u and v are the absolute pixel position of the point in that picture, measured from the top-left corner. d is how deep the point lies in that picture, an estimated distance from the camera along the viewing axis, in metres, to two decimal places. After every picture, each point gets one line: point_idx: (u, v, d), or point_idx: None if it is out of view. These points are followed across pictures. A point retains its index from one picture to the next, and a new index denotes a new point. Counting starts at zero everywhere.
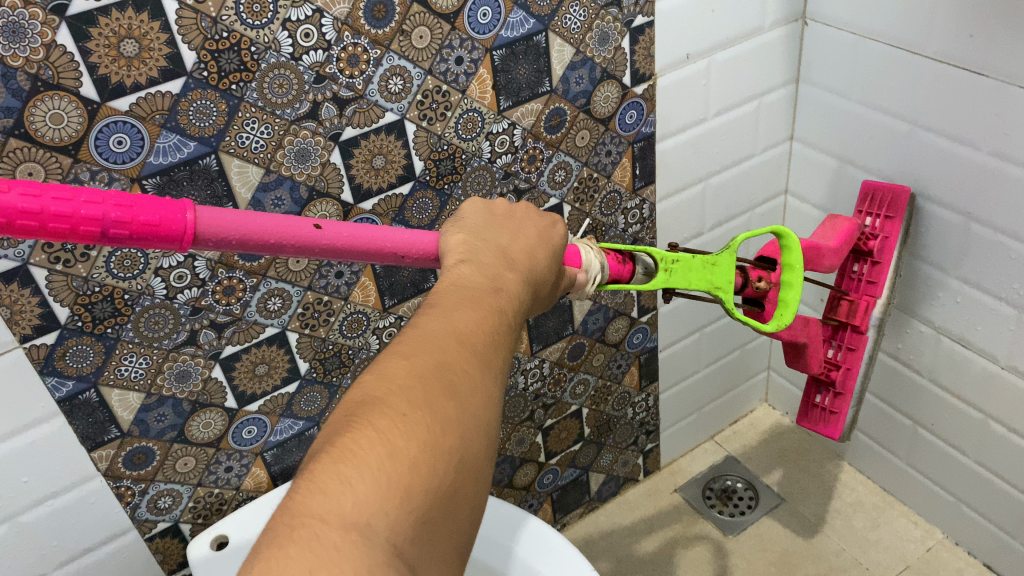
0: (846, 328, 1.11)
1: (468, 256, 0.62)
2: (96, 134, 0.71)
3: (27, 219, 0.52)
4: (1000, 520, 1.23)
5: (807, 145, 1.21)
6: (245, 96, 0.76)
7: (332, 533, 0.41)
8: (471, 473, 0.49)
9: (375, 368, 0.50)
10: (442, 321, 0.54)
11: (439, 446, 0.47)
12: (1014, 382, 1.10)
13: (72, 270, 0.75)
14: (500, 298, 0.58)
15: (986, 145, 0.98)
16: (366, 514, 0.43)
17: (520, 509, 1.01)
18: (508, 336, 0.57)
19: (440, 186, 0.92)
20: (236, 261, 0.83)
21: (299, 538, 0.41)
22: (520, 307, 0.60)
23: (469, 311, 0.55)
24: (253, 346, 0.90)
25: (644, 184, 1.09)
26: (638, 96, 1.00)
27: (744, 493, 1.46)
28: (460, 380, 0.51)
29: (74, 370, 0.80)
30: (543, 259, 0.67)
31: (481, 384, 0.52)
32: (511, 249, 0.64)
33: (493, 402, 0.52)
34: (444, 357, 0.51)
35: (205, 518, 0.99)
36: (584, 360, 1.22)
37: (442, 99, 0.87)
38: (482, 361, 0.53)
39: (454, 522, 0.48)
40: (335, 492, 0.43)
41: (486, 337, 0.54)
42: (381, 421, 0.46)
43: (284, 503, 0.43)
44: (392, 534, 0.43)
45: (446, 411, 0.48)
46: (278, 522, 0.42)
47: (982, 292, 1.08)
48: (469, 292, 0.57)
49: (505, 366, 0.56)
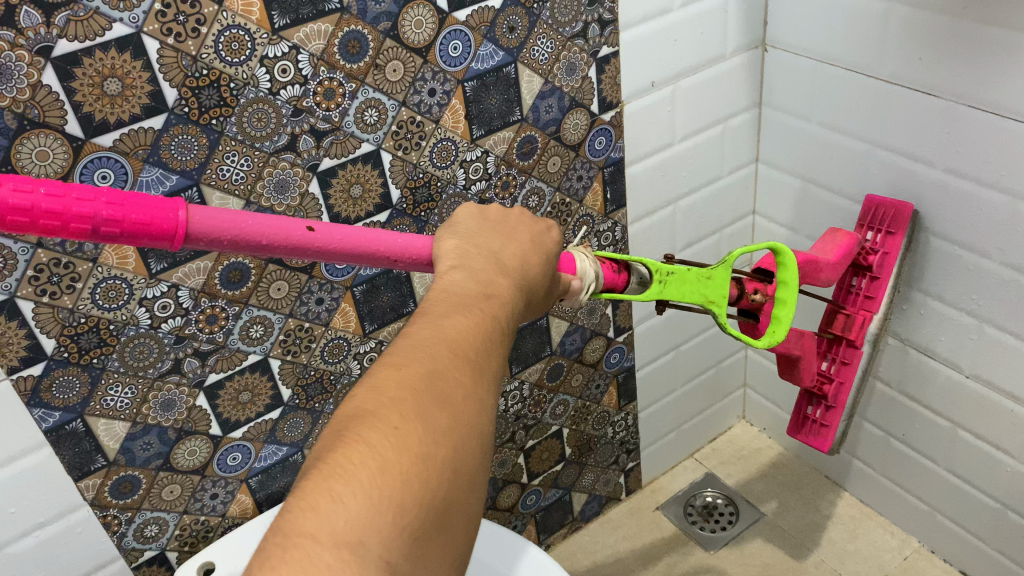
0: (842, 341, 1.13)
1: (461, 262, 0.65)
2: (81, 170, 0.73)
3: (17, 216, 0.54)
4: (973, 526, 1.26)
5: (771, 167, 1.25)
6: (225, 130, 0.78)
7: (324, 552, 0.43)
8: (464, 484, 0.51)
9: (367, 380, 0.52)
10: (438, 326, 0.56)
11: (430, 458, 0.49)
12: (979, 390, 1.14)
13: (58, 302, 0.77)
14: (495, 302, 0.62)
15: (940, 161, 1.02)
16: (359, 531, 0.45)
17: (520, 536, 1.02)
18: (502, 340, 0.60)
19: (417, 213, 0.95)
20: (218, 290, 0.86)
21: (292, 558, 0.43)
22: (513, 310, 0.63)
23: (465, 315, 0.58)
24: (236, 374, 0.92)
25: (615, 208, 1.12)
26: (606, 123, 1.04)
27: (725, 509, 1.48)
28: (453, 388, 0.53)
29: (60, 401, 0.82)
30: (538, 263, 0.69)
31: (473, 393, 0.54)
32: (506, 252, 0.67)
33: (485, 410, 0.55)
34: (441, 367, 0.54)
35: (191, 546, 1.00)
36: (563, 381, 1.25)
37: (417, 129, 0.90)
38: (474, 370, 0.56)
39: (448, 534, 0.50)
40: (327, 510, 0.45)
41: (480, 341, 0.57)
42: (373, 435, 0.48)
43: (277, 522, 0.45)
44: (386, 550, 0.45)
45: (437, 423, 0.51)
46: (270, 542, 0.44)
47: (944, 303, 1.12)
48: (465, 299, 0.60)
49: (497, 373, 0.58)
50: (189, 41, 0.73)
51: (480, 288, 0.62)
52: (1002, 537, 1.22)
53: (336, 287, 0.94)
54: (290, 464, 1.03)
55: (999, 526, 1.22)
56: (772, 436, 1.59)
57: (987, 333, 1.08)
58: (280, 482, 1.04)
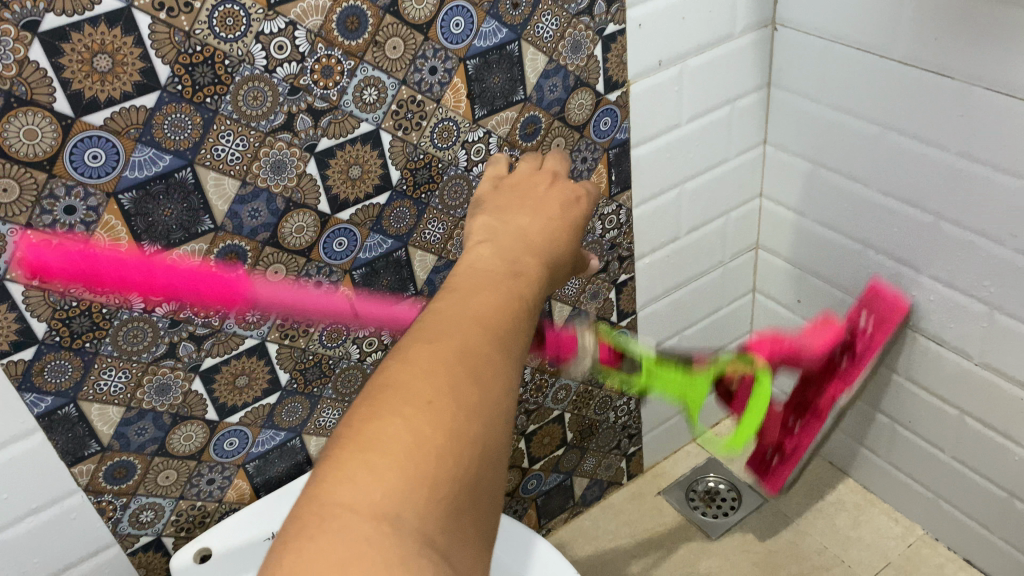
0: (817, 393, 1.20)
1: (488, 238, 0.64)
2: (71, 149, 0.71)
3: None
4: (977, 514, 1.25)
5: (780, 149, 1.23)
6: (220, 109, 0.76)
7: (361, 523, 0.45)
8: (497, 455, 0.52)
9: (399, 354, 0.52)
10: (462, 306, 0.56)
11: (464, 433, 0.50)
12: (988, 378, 1.12)
13: (49, 285, 0.75)
14: (523, 281, 0.61)
15: (953, 145, 1.00)
16: (395, 504, 0.46)
17: (528, 530, 0.97)
18: (534, 311, 0.60)
19: (418, 195, 0.93)
20: (214, 273, 0.84)
21: (329, 528, 0.45)
22: (543, 286, 0.62)
23: (492, 293, 0.58)
24: (232, 358, 0.90)
25: (620, 190, 1.10)
26: (612, 103, 1.02)
27: (727, 494, 1.47)
28: (485, 361, 0.53)
29: (52, 385, 0.80)
30: (564, 240, 0.68)
31: (506, 364, 0.54)
32: (531, 231, 0.66)
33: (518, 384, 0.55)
34: (471, 343, 0.53)
35: (187, 531, 0.99)
36: (565, 366, 1.23)
37: (417, 109, 0.87)
38: (507, 343, 0.55)
39: (485, 504, 0.51)
40: (363, 482, 0.46)
41: (511, 312, 0.57)
42: (407, 410, 0.49)
43: (313, 491, 0.47)
44: (421, 523, 0.46)
45: (471, 397, 0.51)
46: (307, 510, 0.46)
47: (953, 290, 1.10)
48: (492, 275, 0.60)
49: (528, 346, 0.58)
50: (182, 17, 0.71)
51: (506, 265, 0.61)
52: (1008, 526, 1.21)
53: (334, 271, 0.92)
54: (288, 449, 1.02)
55: (1004, 516, 1.20)
56: None
57: (997, 320, 1.06)
58: (278, 468, 1.02)
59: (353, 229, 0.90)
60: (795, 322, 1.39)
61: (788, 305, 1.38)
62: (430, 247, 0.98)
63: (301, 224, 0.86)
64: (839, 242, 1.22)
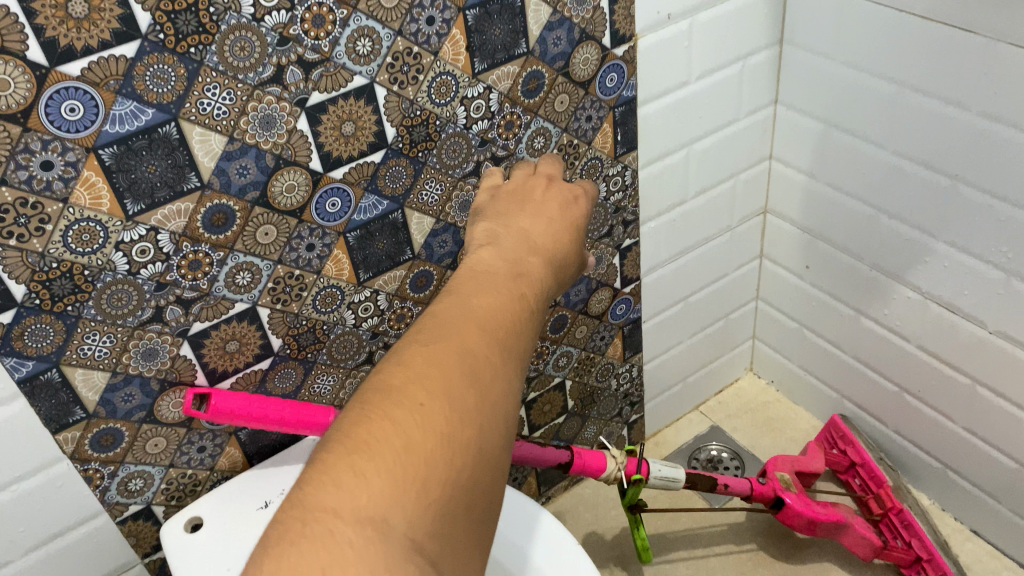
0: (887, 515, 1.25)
1: (491, 242, 0.70)
2: (46, 101, 0.67)
3: None
4: (987, 485, 1.22)
5: (792, 110, 1.18)
6: (205, 59, 0.72)
7: (345, 529, 0.46)
8: (489, 462, 0.53)
9: (396, 357, 0.55)
10: (463, 308, 0.59)
11: (457, 436, 0.51)
12: (1002, 347, 1.09)
13: (26, 245, 0.72)
14: (523, 281, 0.65)
15: (976, 105, 0.96)
16: (381, 508, 0.47)
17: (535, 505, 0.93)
18: (527, 319, 0.63)
19: (414, 153, 0.89)
20: (202, 234, 0.80)
21: (312, 532, 0.45)
22: (541, 291, 0.67)
23: (492, 295, 0.62)
24: (223, 323, 0.87)
25: (625, 150, 1.06)
26: (619, 58, 0.97)
27: (729, 462, 1.45)
28: (481, 366, 0.56)
29: (33, 349, 0.77)
30: (559, 239, 0.73)
31: (500, 372, 0.57)
32: (533, 233, 0.72)
33: (510, 392, 0.57)
34: (469, 345, 0.56)
35: (178, 500, 0.97)
36: (567, 333, 1.20)
37: (414, 61, 0.83)
38: (501, 355, 0.58)
39: (475, 510, 0.52)
40: (348, 485, 0.47)
41: (507, 321, 0.60)
42: (398, 412, 0.51)
43: (297, 495, 0.47)
44: (408, 528, 0.47)
45: (464, 403, 0.53)
46: (290, 515, 0.46)
47: (969, 256, 1.06)
48: (493, 277, 0.64)
49: (521, 356, 0.60)
50: None
51: (509, 267, 0.66)
52: (1016, 497, 1.19)
53: (327, 233, 0.88)
54: None
55: (1013, 487, 1.18)
56: (779, 388, 1.55)
57: (1014, 288, 1.03)
58: (271, 435, 1.00)
59: (347, 188, 0.86)
60: (803, 288, 1.36)
61: (796, 271, 1.35)
62: (428, 208, 0.94)
63: (291, 183, 0.83)
64: (851, 207, 1.18)
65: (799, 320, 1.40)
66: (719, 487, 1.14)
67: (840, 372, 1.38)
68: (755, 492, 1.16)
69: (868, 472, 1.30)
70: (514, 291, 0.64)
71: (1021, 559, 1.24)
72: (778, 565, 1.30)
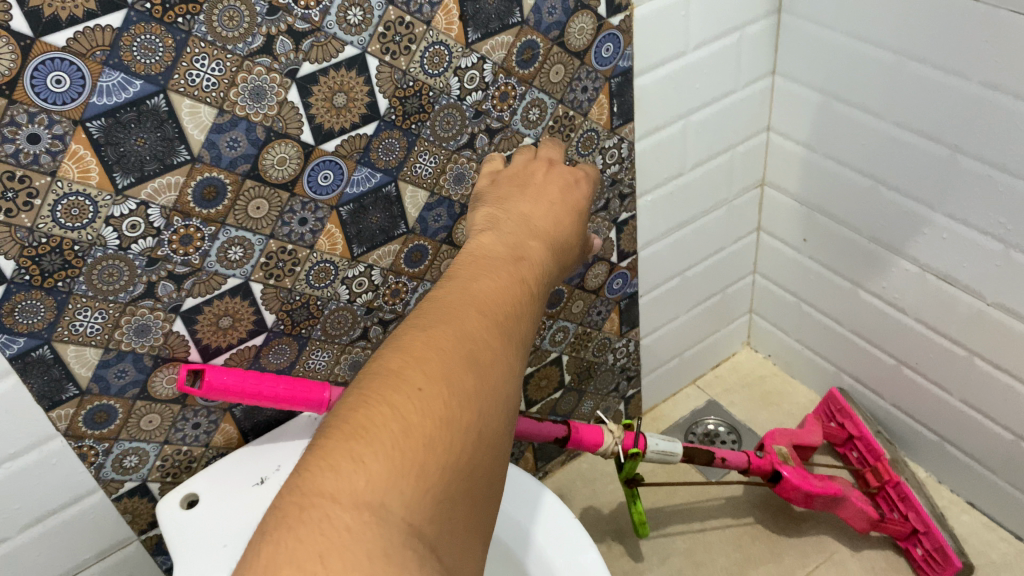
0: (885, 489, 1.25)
1: (491, 226, 0.70)
2: (31, 73, 0.66)
3: None
4: (983, 457, 1.22)
5: (790, 80, 1.17)
6: (193, 30, 0.70)
7: (343, 513, 0.45)
8: (488, 446, 0.53)
9: (396, 342, 0.55)
10: (463, 293, 0.59)
11: (456, 420, 0.51)
12: (1000, 319, 1.08)
13: (15, 220, 0.71)
14: (524, 264, 0.65)
15: (976, 74, 0.94)
16: (379, 493, 0.46)
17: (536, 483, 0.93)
18: (527, 304, 0.63)
19: (407, 125, 0.87)
20: (193, 208, 0.79)
21: (309, 518, 0.45)
22: (542, 274, 0.67)
23: (491, 278, 0.62)
24: (216, 298, 0.86)
25: (622, 122, 1.04)
26: (615, 28, 0.96)
27: (726, 436, 1.45)
28: (481, 350, 0.55)
29: (24, 326, 0.76)
30: (560, 223, 0.73)
31: (500, 356, 0.56)
32: (534, 216, 0.72)
33: (510, 377, 0.57)
34: (469, 329, 0.56)
35: (174, 476, 0.96)
36: (563, 308, 1.19)
37: (406, 31, 0.81)
38: (500, 341, 0.57)
39: (475, 495, 0.52)
40: (346, 470, 0.46)
41: (507, 306, 0.60)
42: (397, 396, 0.50)
43: (296, 481, 0.47)
44: (407, 514, 0.47)
45: (464, 386, 0.52)
46: (288, 501, 0.46)
47: (967, 228, 1.05)
48: (494, 262, 0.64)
49: (520, 341, 0.60)
50: None
51: (509, 252, 0.67)
52: (1013, 469, 1.19)
53: (320, 207, 0.87)
54: None
55: (1010, 459, 1.18)
56: (776, 362, 1.55)
57: (1013, 259, 1.02)
58: (266, 411, 0.99)
59: (339, 161, 0.85)
60: (800, 262, 1.35)
61: (793, 245, 1.34)
62: (421, 181, 0.93)
63: (283, 156, 0.82)
64: (849, 179, 1.17)
65: (797, 294, 1.40)
66: (716, 460, 1.14)
67: (837, 346, 1.38)
68: (752, 465, 1.16)
69: (866, 445, 1.31)
70: (512, 276, 0.63)
71: (1017, 531, 1.24)
72: (775, 538, 1.30)
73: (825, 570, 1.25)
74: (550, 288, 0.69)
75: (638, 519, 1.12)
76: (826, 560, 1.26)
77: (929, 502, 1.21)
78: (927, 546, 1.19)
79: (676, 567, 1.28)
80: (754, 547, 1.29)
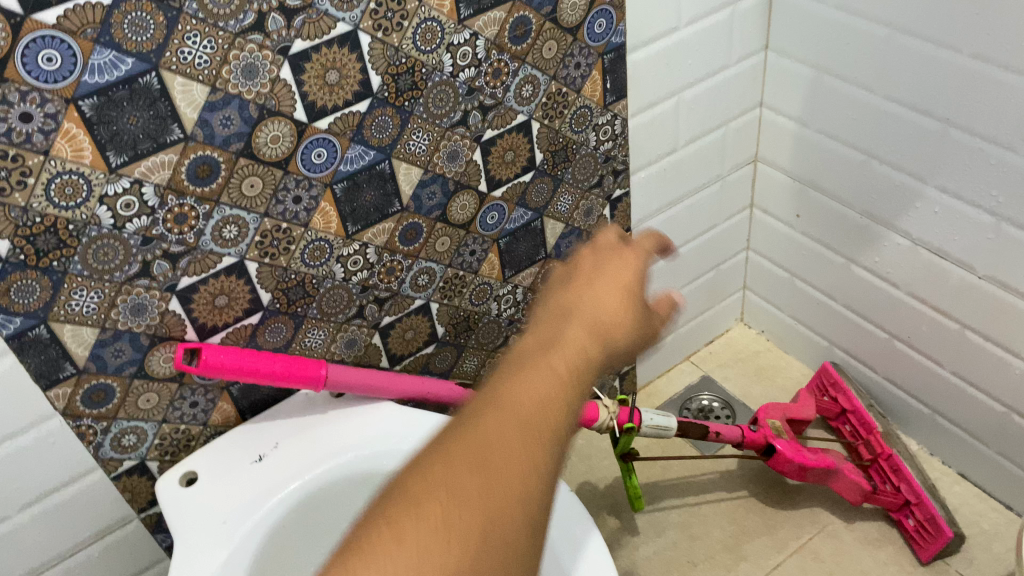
0: (877, 462, 1.26)
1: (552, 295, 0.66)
2: (22, 51, 0.65)
3: None
4: (975, 429, 1.24)
5: (783, 56, 1.17)
6: (185, 7, 0.70)
7: None
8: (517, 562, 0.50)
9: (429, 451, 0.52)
10: (509, 385, 0.55)
11: (475, 540, 0.48)
12: (991, 292, 1.09)
13: (9, 200, 0.71)
14: (582, 340, 0.60)
15: (967, 47, 0.95)
16: None
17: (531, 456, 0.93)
18: (580, 388, 0.58)
19: (400, 103, 0.87)
20: (187, 186, 0.79)
21: None
22: (603, 346, 0.61)
23: (543, 361, 0.57)
24: (211, 277, 0.86)
25: (615, 98, 1.05)
26: (607, 3, 0.96)
27: (720, 412, 1.46)
28: (517, 457, 0.51)
29: (20, 306, 0.76)
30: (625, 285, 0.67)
31: (540, 460, 0.52)
32: (596, 279, 0.66)
33: (549, 481, 0.53)
34: (505, 435, 0.52)
35: (172, 455, 0.97)
36: None
37: (398, 7, 0.81)
38: (527, 451, 0.52)
39: None
40: None
41: (556, 396, 0.55)
42: (416, 517, 0.48)
43: None
44: None
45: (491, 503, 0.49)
46: None
47: (959, 201, 1.06)
48: (548, 340, 0.60)
49: (569, 434, 0.56)
50: None
51: (567, 323, 0.62)
52: (1004, 441, 1.20)
53: (314, 185, 0.87)
54: None
55: (1001, 430, 1.19)
56: (770, 337, 1.56)
57: (1004, 232, 1.03)
58: (264, 390, 1.00)
59: (333, 139, 0.85)
60: (793, 237, 1.35)
61: (786, 221, 1.35)
62: (415, 159, 0.93)
63: (276, 133, 0.82)
64: (842, 154, 1.18)
65: (790, 269, 1.40)
66: (711, 434, 1.16)
67: (831, 321, 1.39)
68: (747, 439, 1.18)
69: (859, 419, 1.31)
70: (552, 366, 0.57)
71: (1007, 501, 1.26)
72: (769, 511, 1.32)
73: (818, 541, 1.27)
74: (616, 360, 0.63)
75: (633, 493, 1.13)
76: (819, 532, 1.28)
77: (921, 474, 1.23)
78: (919, 517, 1.20)
79: (672, 541, 1.29)
80: (748, 520, 1.31)
